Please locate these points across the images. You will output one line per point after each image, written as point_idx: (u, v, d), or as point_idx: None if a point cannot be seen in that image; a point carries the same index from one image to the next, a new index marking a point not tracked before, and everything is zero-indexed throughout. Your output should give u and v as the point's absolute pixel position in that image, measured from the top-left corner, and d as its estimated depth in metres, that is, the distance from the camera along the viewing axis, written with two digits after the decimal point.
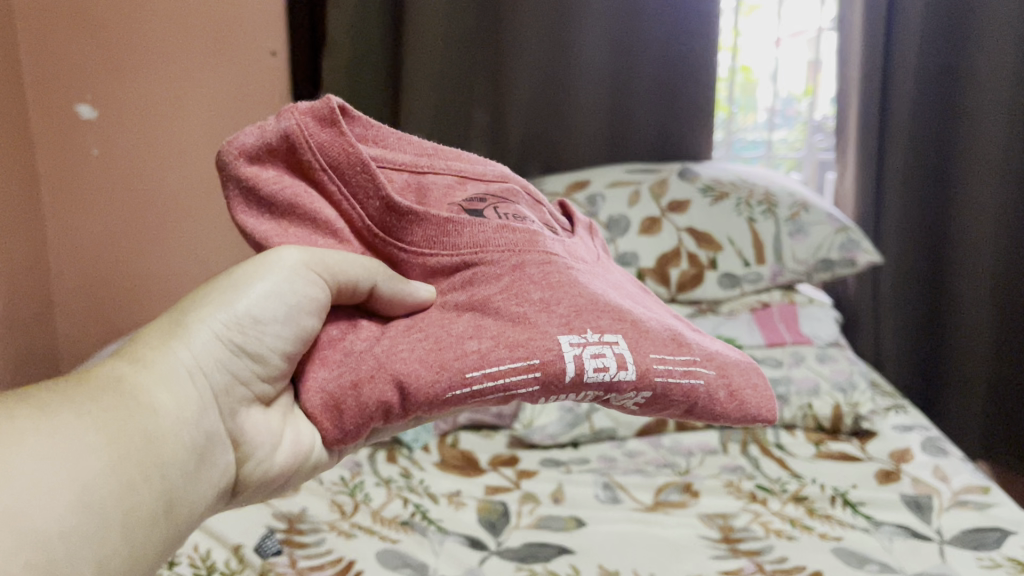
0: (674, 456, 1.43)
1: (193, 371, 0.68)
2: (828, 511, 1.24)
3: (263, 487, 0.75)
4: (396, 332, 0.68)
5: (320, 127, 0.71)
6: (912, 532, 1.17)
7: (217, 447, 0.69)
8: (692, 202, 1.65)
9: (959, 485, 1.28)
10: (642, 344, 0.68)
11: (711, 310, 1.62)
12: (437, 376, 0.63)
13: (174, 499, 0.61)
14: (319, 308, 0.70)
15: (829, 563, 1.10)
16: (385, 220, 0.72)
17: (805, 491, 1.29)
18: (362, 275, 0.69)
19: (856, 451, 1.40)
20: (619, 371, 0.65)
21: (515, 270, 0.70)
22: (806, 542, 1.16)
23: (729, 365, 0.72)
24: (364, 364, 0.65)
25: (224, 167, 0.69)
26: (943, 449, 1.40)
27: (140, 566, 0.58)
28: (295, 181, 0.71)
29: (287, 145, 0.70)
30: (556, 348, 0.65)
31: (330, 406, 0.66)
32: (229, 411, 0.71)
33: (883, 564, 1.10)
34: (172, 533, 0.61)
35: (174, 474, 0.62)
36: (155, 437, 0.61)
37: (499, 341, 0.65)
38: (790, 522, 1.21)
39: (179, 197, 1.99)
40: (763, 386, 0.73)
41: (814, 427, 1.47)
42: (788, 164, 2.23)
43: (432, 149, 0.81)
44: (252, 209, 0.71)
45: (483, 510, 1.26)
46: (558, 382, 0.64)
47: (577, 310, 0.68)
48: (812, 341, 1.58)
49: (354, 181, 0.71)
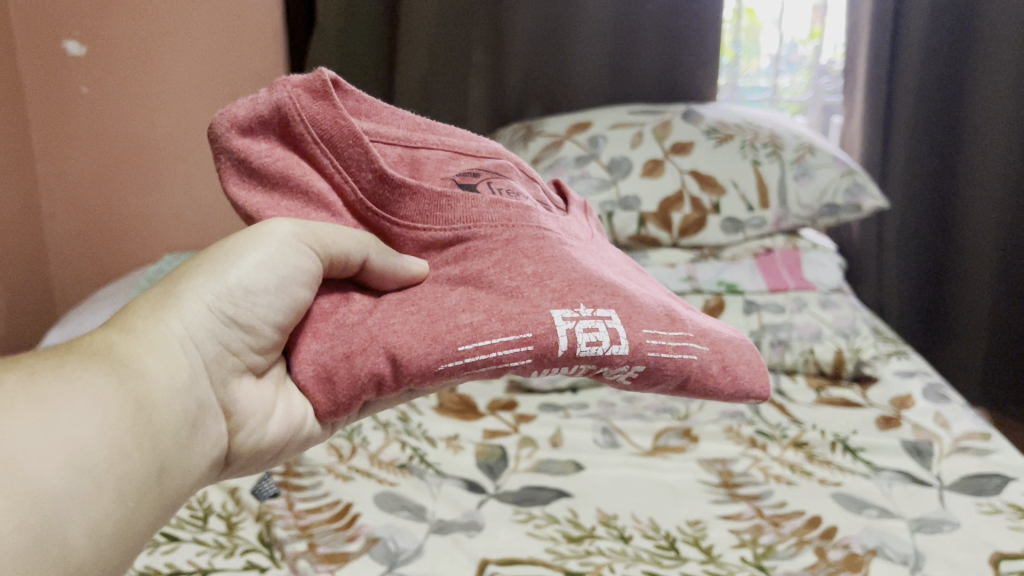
0: (674, 401, 1.42)
1: (184, 341, 0.64)
2: (827, 457, 1.23)
3: (257, 457, 0.72)
4: (388, 306, 0.65)
5: (312, 99, 0.69)
6: (912, 477, 1.17)
7: (208, 417, 0.65)
8: (696, 144, 1.62)
9: (960, 431, 1.28)
10: (635, 320, 0.66)
11: (714, 254, 1.60)
12: (429, 348, 0.61)
13: (167, 464, 0.59)
14: (310, 279, 0.68)
15: (829, 508, 1.10)
16: (378, 193, 0.70)
17: (805, 437, 1.28)
18: (354, 247, 0.67)
19: (857, 398, 1.39)
20: (612, 346, 0.64)
21: (508, 244, 0.68)
22: (806, 488, 1.15)
23: (723, 340, 0.71)
24: (355, 336, 0.63)
25: (216, 138, 0.67)
26: (943, 395, 1.39)
27: (133, 532, 0.55)
28: (287, 153, 0.69)
29: (280, 117, 0.68)
30: (548, 322, 0.63)
31: (322, 378, 0.64)
32: (220, 381, 0.67)
33: (883, 509, 1.10)
34: (165, 499, 0.59)
35: (169, 438, 0.59)
36: (145, 404, 0.58)
37: (492, 314, 0.63)
38: (790, 467, 1.20)
39: (172, 137, 1.96)
40: (756, 362, 0.72)
41: (815, 372, 1.46)
42: (793, 108, 2.19)
43: (425, 124, 0.79)
44: (245, 180, 0.69)
45: (481, 453, 1.25)
46: (551, 355, 0.63)
47: (570, 285, 0.66)
48: (815, 287, 1.56)
49: (347, 154, 0.69)
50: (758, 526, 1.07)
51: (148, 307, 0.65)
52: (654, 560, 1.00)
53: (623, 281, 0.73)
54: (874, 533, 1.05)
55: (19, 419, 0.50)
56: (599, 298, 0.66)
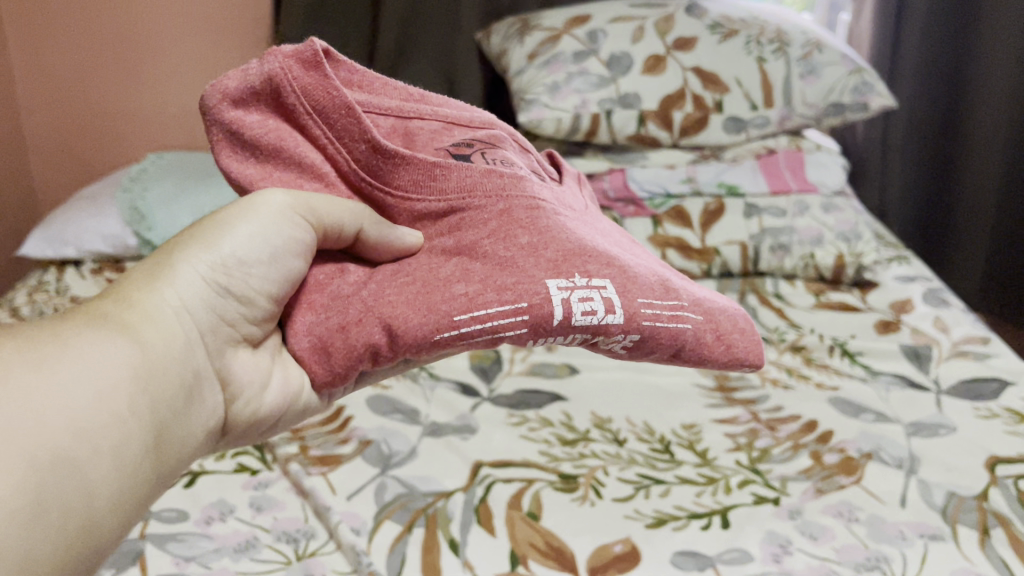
0: None
1: (179, 312, 0.61)
2: (825, 361, 1.22)
3: (254, 427, 0.69)
4: (384, 277, 0.61)
5: (305, 71, 0.63)
6: (909, 381, 1.16)
7: (204, 385, 0.63)
8: (699, 39, 1.54)
9: (959, 335, 1.27)
10: (630, 289, 0.61)
11: (714, 156, 1.56)
12: (424, 317, 0.57)
13: (164, 433, 0.56)
14: (306, 250, 0.63)
15: (825, 412, 1.09)
16: (371, 163, 0.64)
17: (804, 341, 1.27)
18: (348, 218, 0.62)
19: (856, 302, 1.38)
20: (607, 315, 0.60)
21: (504, 214, 0.63)
22: (802, 392, 1.14)
23: (717, 308, 0.68)
24: (352, 306, 0.59)
25: (207, 110, 0.61)
26: (944, 299, 1.37)
27: (133, 501, 0.53)
28: (281, 125, 0.63)
29: (271, 89, 0.62)
30: (543, 292, 0.58)
31: (318, 348, 0.60)
32: (216, 350, 0.64)
33: (879, 413, 1.09)
34: (162, 467, 0.56)
35: (167, 406, 0.57)
36: (136, 371, 0.55)
37: (487, 284, 0.59)
38: (787, 371, 1.19)
39: (149, 30, 1.87)
40: (750, 329, 0.69)
41: (814, 276, 1.45)
42: (800, 4, 2.10)
43: (419, 94, 0.72)
44: (238, 152, 0.63)
45: (475, 356, 1.24)
46: (546, 325, 0.58)
47: (565, 255, 0.61)
48: (818, 190, 1.52)
49: (340, 125, 0.63)
50: (753, 429, 1.06)
51: (142, 279, 0.62)
52: (649, 463, 1.00)
53: (624, 254, 0.67)
54: (869, 436, 1.04)
55: (14, 386, 0.48)
56: (602, 269, 0.61)
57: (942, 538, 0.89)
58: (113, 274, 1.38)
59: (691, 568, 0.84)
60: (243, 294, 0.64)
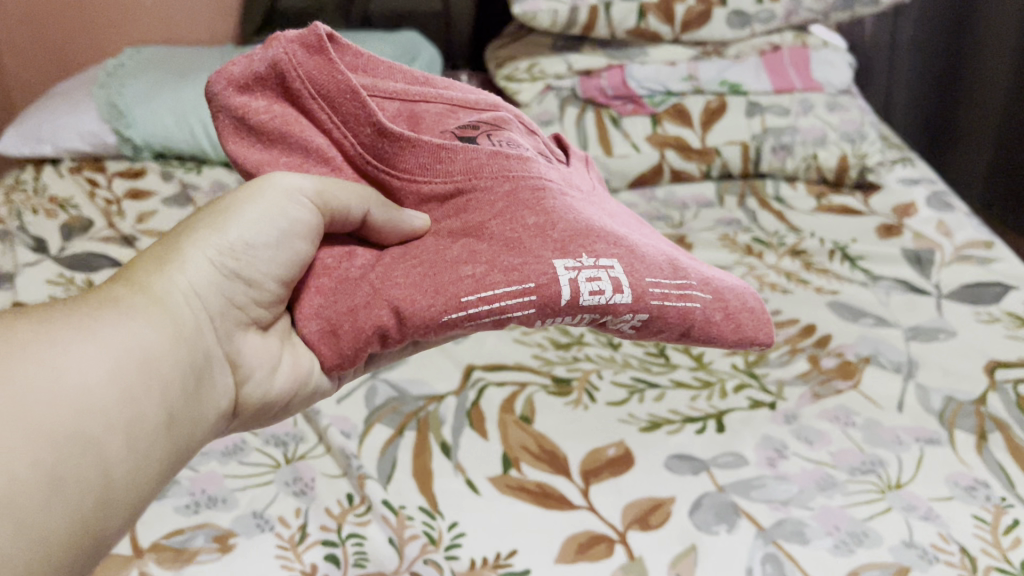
0: (668, 208, 1.36)
1: (189, 296, 0.52)
2: (825, 265, 1.19)
3: (262, 412, 0.60)
4: (391, 259, 0.54)
5: (307, 54, 0.55)
6: (910, 286, 1.14)
7: (214, 368, 0.54)
8: None
9: (962, 240, 1.24)
10: (638, 266, 0.54)
11: (716, 53, 1.47)
12: (432, 298, 0.50)
13: (174, 412, 0.48)
14: (313, 233, 0.55)
15: (824, 317, 1.07)
16: (378, 147, 0.56)
17: (804, 245, 1.24)
18: (355, 200, 0.54)
19: (858, 206, 1.35)
20: (615, 295, 0.52)
21: (511, 195, 0.55)
22: (801, 296, 1.12)
23: (725, 285, 0.59)
24: (359, 289, 0.53)
25: (212, 97, 0.55)
26: (948, 202, 1.34)
27: (141, 485, 0.45)
28: (285, 110, 0.56)
29: (276, 75, 0.55)
30: (549, 271, 0.51)
31: (326, 331, 0.54)
32: (225, 333, 0.55)
33: (879, 318, 1.07)
34: (173, 449, 0.48)
35: (177, 383, 0.49)
36: (134, 343, 0.46)
37: (494, 265, 0.51)
38: (786, 276, 1.17)
39: None
40: (759, 308, 0.60)
41: (816, 178, 1.42)
42: None
43: (426, 77, 0.64)
44: (243, 139, 0.56)
45: None
46: (552, 305, 0.51)
47: (573, 234, 0.53)
48: (824, 89, 1.47)
49: (346, 108, 0.55)
50: None
51: (152, 262, 0.52)
52: (644, 366, 0.98)
53: (643, 242, 0.59)
54: (867, 341, 1.03)
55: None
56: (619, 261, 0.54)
57: (939, 442, 0.88)
58: (93, 174, 1.34)
59: (685, 472, 0.83)
60: (255, 276, 0.55)
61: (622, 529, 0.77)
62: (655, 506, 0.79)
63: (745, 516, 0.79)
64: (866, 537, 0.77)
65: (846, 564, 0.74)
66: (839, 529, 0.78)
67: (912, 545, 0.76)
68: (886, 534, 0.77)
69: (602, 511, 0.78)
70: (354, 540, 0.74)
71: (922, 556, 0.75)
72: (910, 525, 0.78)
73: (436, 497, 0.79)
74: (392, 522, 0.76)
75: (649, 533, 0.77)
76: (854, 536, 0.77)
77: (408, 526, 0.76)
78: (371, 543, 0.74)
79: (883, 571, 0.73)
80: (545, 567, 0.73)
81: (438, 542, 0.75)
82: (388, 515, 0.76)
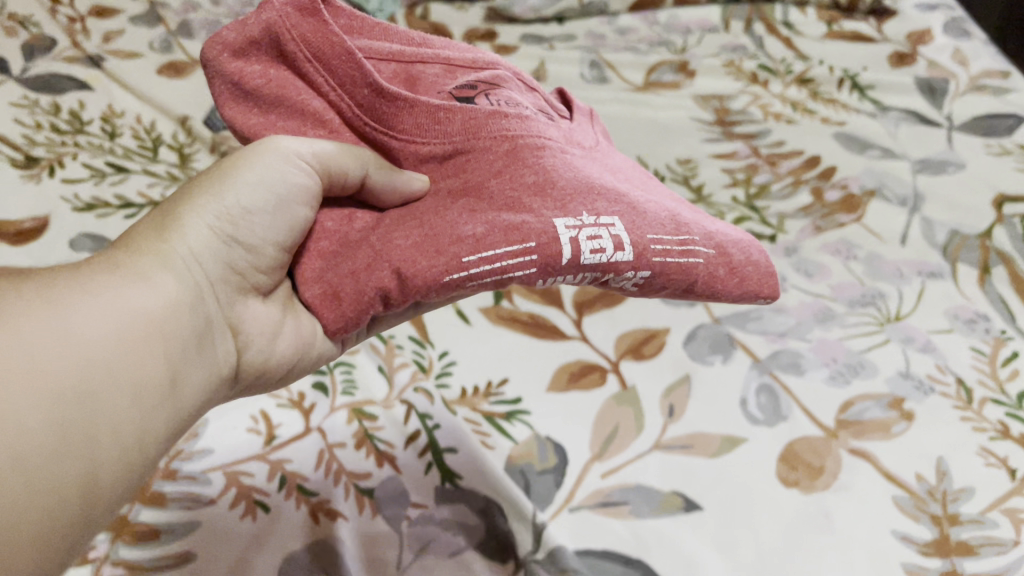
0: (669, 34, 1.28)
1: (191, 262, 0.47)
2: (833, 96, 1.13)
3: (262, 381, 0.55)
4: (391, 222, 0.49)
5: (301, 17, 0.50)
6: (921, 118, 1.08)
7: (215, 336, 0.49)
8: None
9: (977, 70, 1.17)
10: (637, 223, 0.51)
11: None
12: (432, 258, 0.45)
13: (177, 377, 0.44)
14: (313, 198, 0.51)
15: (830, 149, 1.03)
16: (375, 110, 0.52)
17: (812, 73, 1.17)
18: (354, 164, 0.50)
19: (871, 33, 1.27)
20: (617, 253, 0.49)
21: (510, 156, 0.50)
22: (806, 127, 1.07)
23: (728, 239, 0.55)
24: (360, 252, 0.47)
25: (206, 63, 0.50)
26: (965, 30, 1.27)
27: (140, 452, 0.40)
28: (282, 75, 0.51)
29: (270, 37, 0.50)
30: (549, 232, 0.47)
31: (329, 295, 0.48)
32: (227, 300, 0.50)
33: (886, 150, 1.03)
34: (176, 413, 0.43)
35: (180, 347, 0.44)
36: (125, 306, 0.41)
37: (493, 225, 0.46)
38: (792, 106, 1.11)
39: None
40: (765, 261, 0.56)
41: (827, 3, 1.33)
42: None
43: (419, 38, 0.60)
44: (241, 103, 0.51)
45: None
46: (554, 265, 0.47)
47: (572, 192, 0.49)
48: None
49: (340, 69, 0.51)
50: (752, 166, 1.00)
51: (150, 230, 0.48)
52: None
53: (652, 205, 0.54)
54: (873, 174, 0.99)
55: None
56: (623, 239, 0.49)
57: (941, 276, 0.86)
58: None
59: (681, 305, 0.82)
60: (254, 242, 0.50)
61: (614, 360, 0.76)
62: (649, 338, 0.78)
63: (740, 349, 0.77)
64: (862, 369, 0.76)
65: (841, 395, 0.73)
66: (835, 361, 0.76)
67: (908, 376, 0.75)
68: (883, 365, 0.76)
69: (596, 344, 0.77)
70: (342, 370, 0.72)
71: (918, 387, 0.74)
72: (907, 357, 0.77)
73: (425, 326, 0.78)
74: (381, 352, 0.75)
75: (642, 365, 0.75)
76: (851, 368, 0.76)
77: (397, 355, 0.74)
78: (359, 372, 0.73)
79: (878, 402, 0.73)
80: (536, 396, 0.72)
81: (429, 372, 0.74)
82: (377, 345, 0.75)
